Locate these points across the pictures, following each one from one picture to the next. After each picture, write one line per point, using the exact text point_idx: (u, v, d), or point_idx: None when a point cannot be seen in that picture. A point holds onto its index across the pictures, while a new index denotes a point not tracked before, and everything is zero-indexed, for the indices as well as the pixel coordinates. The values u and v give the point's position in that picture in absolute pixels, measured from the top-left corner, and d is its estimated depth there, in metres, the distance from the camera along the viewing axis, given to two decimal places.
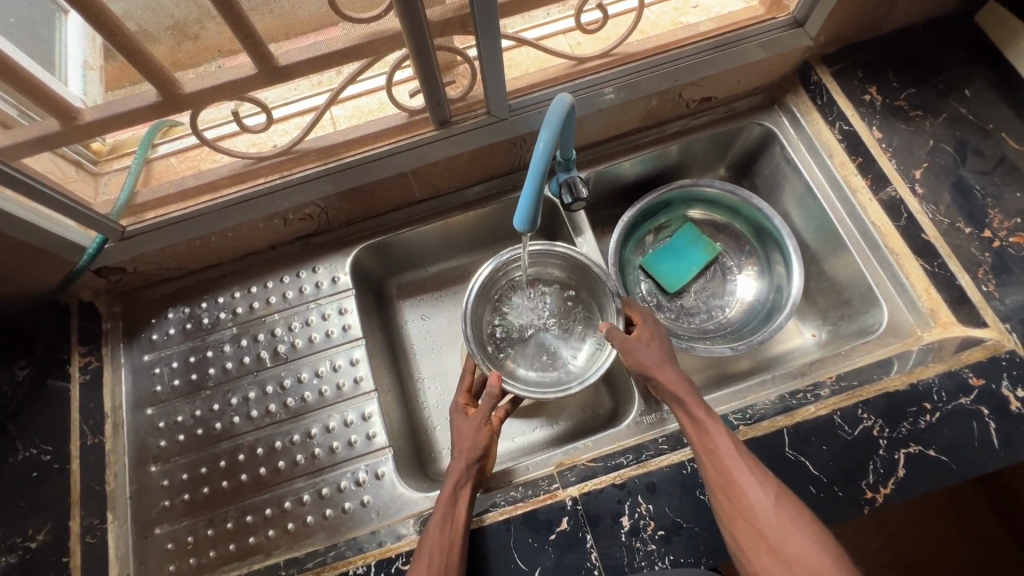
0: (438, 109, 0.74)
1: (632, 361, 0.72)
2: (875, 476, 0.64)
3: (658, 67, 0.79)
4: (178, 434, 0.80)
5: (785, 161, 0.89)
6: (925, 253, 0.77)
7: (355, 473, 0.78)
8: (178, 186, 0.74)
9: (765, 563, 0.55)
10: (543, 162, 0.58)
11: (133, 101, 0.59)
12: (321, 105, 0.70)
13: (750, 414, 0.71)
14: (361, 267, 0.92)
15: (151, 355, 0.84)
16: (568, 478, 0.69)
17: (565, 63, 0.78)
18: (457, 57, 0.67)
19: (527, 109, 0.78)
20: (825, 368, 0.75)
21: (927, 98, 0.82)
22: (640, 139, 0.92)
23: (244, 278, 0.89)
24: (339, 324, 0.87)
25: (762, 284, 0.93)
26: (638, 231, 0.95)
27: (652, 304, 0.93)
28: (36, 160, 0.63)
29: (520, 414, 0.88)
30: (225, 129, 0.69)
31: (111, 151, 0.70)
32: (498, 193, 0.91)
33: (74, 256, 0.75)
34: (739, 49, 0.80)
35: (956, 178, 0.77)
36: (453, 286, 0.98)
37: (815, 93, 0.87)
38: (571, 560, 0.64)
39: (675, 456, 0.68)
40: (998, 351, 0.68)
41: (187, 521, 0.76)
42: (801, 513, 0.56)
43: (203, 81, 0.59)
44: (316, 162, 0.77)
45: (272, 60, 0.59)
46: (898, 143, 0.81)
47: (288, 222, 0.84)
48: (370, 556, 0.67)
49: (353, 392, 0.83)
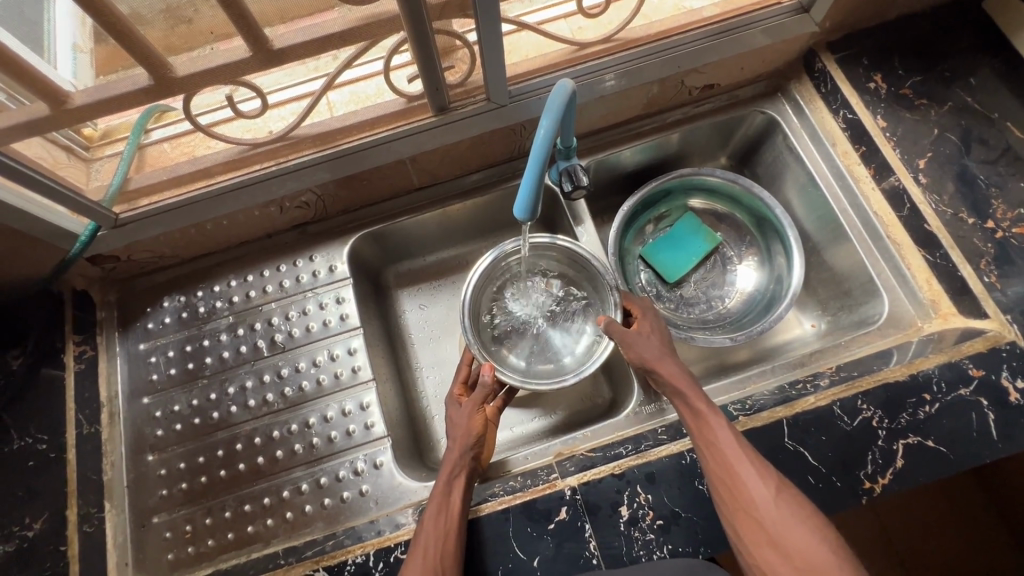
0: (437, 95, 0.72)
1: (633, 354, 0.72)
2: (874, 466, 0.65)
3: (662, 52, 0.77)
4: (174, 423, 0.80)
5: (786, 150, 0.89)
6: (927, 243, 0.76)
7: (353, 463, 0.78)
8: (173, 172, 0.73)
9: (765, 555, 0.55)
10: (543, 149, 0.57)
11: (125, 84, 0.57)
12: (317, 89, 0.69)
13: (749, 404, 0.71)
14: (359, 256, 0.91)
15: (147, 344, 0.84)
16: (567, 468, 0.69)
17: (566, 49, 0.76)
18: (456, 41, 0.66)
19: (528, 95, 0.76)
20: (825, 359, 0.76)
21: (932, 86, 0.81)
22: (641, 127, 0.91)
23: (240, 267, 0.88)
24: (336, 314, 0.86)
25: (762, 275, 0.92)
26: (638, 221, 0.94)
27: (652, 295, 0.92)
28: (25, 146, 0.62)
29: (519, 404, 0.88)
30: (220, 114, 0.69)
31: (104, 137, 0.70)
32: (497, 181, 0.90)
33: (66, 244, 0.74)
34: (743, 35, 0.78)
35: (961, 168, 0.77)
36: (451, 276, 0.97)
37: (819, 80, 0.86)
38: (570, 549, 0.64)
39: (674, 446, 0.68)
40: (998, 342, 0.68)
41: (184, 510, 0.76)
42: (801, 505, 0.57)
43: (194, 65, 0.57)
44: (313, 148, 0.75)
45: (267, 43, 0.57)
46: (903, 132, 0.80)
47: (284, 210, 0.83)
48: (369, 545, 0.67)
49: (351, 381, 0.82)
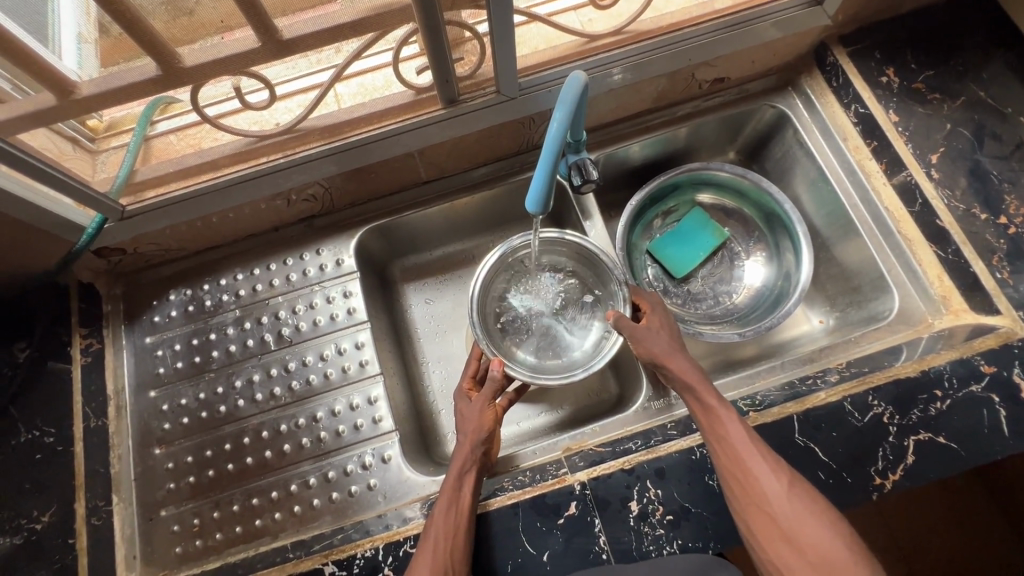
0: (446, 86, 0.71)
1: (642, 349, 0.71)
2: (885, 462, 0.64)
3: (671, 46, 0.77)
4: (181, 417, 0.80)
5: (796, 144, 0.88)
6: (939, 239, 0.76)
7: (361, 457, 0.77)
8: (179, 164, 0.72)
9: (779, 551, 0.55)
10: (556, 142, 0.56)
11: (131, 73, 0.56)
12: (326, 82, 0.67)
13: (759, 400, 0.71)
14: (365, 250, 0.90)
15: (153, 337, 0.83)
16: (576, 463, 0.69)
17: (576, 41, 0.75)
18: (466, 32, 0.64)
19: (538, 88, 0.75)
20: (835, 355, 0.75)
21: (945, 80, 0.80)
22: (650, 121, 0.90)
23: (247, 260, 0.88)
24: (343, 308, 0.86)
25: (771, 270, 0.92)
26: (646, 215, 0.94)
27: (659, 290, 0.92)
28: (31, 136, 0.61)
29: (526, 399, 0.88)
30: (227, 106, 0.67)
31: (109, 128, 0.68)
32: (505, 175, 0.90)
33: (73, 236, 0.73)
34: (754, 28, 0.77)
35: (973, 163, 0.76)
36: (458, 270, 0.97)
37: (830, 74, 0.85)
38: (580, 544, 0.64)
39: (684, 442, 0.68)
40: (1010, 339, 0.68)
41: (192, 504, 0.76)
42: (813, 499, 0.56)
43: (201, 55, 0.56)
44: (321, 141, 0.74)
45: (276, 34, 0.56)
46: (915, 126, 0.79)
47: (292, 203, 0.82)
48: (378, 539, 0.67)
49: (359, 375, 0.82)
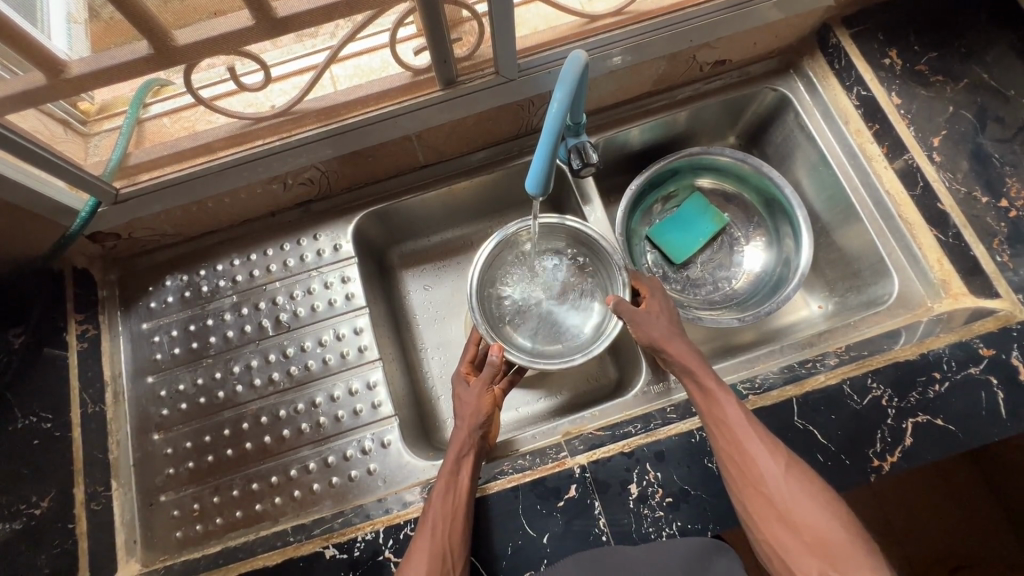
0: (444, 67, 0.69)
1: (642, 333, 0.71)
2: (883, 444, 0.65)
3: (674, 26, 0.74)
4: (179, 402, 0.80)
5: (798, 128, 0.88)
6: (938, 223, 0.76)
7: (360, 442, 0.78)
8: (172, 148, 0.70)
9: (774, 530, 0.56)
10: (556, 124, 0.55)
11: (122, 54, 0.54)
12: (321, 63, 0.65)
13: (758, 383, 0.71)
14: (363, 235, 0.90)
15: (150, 323, 0.83)
16: (576, 446, 0.69)
17: (575, 21, 0.73)
18: (464, 12, 0.63)
19: (537, 70, 0.73)
20: (834, 339, 0.76)
21: (948, 62, 0.79)
22: (651, 104, 0.89)
23: (243, 245, 0.87)
24: (342, 293, 0.85)
25: (770, 257, 0.91)
26: (646, 200, 0.93)
27: (658, 275, 0.91)
28: (22, 118, 0.59)
29: (523, 384, 0.88)
30: (222, 87, 0.65)
31: (101, 111, 0.66)
32: (503, 159, 0.89)
33: (66, 220, 0.72)
34: (756, 9, 0.75)
35: (974, 146, 0.76)
36: (455, 256, 0.96)
37: (832, 56, 0.84)
38: (580, 526, 0.64)
39: (683, 425, 0.68)
40: (1009, 322, 0.68)
41: (192, 489, 0.76)
42: (809, 480, 0.57)
43: (197, 35, 0.54)
44: (316, 124, 0.73)
45: (269, 10, 0.54)
46: (917, 109, 0.79)
47: (288, 187, 0.82)
48: (378, 522, 0.67)
49: (357, 361, 0.82)
